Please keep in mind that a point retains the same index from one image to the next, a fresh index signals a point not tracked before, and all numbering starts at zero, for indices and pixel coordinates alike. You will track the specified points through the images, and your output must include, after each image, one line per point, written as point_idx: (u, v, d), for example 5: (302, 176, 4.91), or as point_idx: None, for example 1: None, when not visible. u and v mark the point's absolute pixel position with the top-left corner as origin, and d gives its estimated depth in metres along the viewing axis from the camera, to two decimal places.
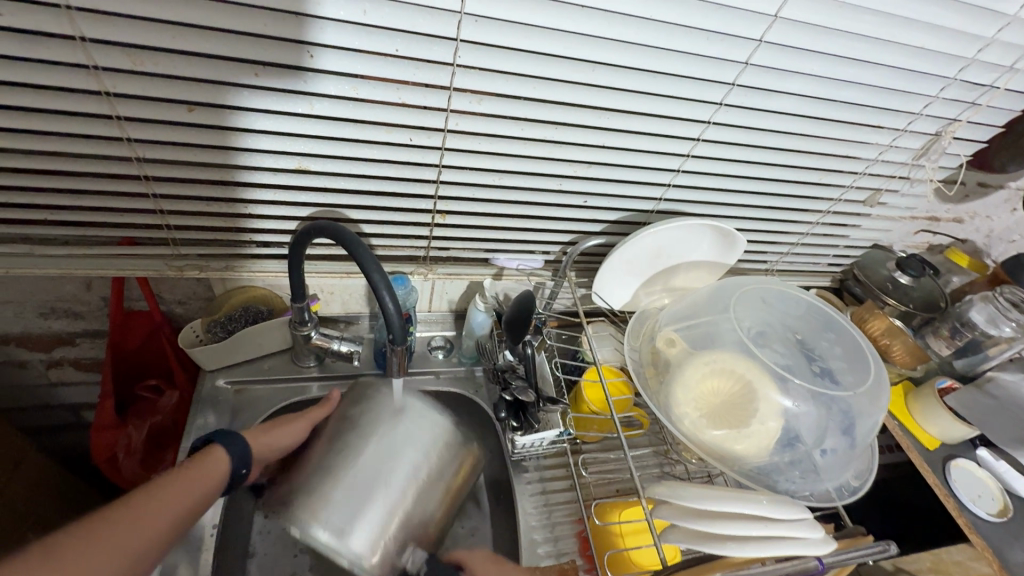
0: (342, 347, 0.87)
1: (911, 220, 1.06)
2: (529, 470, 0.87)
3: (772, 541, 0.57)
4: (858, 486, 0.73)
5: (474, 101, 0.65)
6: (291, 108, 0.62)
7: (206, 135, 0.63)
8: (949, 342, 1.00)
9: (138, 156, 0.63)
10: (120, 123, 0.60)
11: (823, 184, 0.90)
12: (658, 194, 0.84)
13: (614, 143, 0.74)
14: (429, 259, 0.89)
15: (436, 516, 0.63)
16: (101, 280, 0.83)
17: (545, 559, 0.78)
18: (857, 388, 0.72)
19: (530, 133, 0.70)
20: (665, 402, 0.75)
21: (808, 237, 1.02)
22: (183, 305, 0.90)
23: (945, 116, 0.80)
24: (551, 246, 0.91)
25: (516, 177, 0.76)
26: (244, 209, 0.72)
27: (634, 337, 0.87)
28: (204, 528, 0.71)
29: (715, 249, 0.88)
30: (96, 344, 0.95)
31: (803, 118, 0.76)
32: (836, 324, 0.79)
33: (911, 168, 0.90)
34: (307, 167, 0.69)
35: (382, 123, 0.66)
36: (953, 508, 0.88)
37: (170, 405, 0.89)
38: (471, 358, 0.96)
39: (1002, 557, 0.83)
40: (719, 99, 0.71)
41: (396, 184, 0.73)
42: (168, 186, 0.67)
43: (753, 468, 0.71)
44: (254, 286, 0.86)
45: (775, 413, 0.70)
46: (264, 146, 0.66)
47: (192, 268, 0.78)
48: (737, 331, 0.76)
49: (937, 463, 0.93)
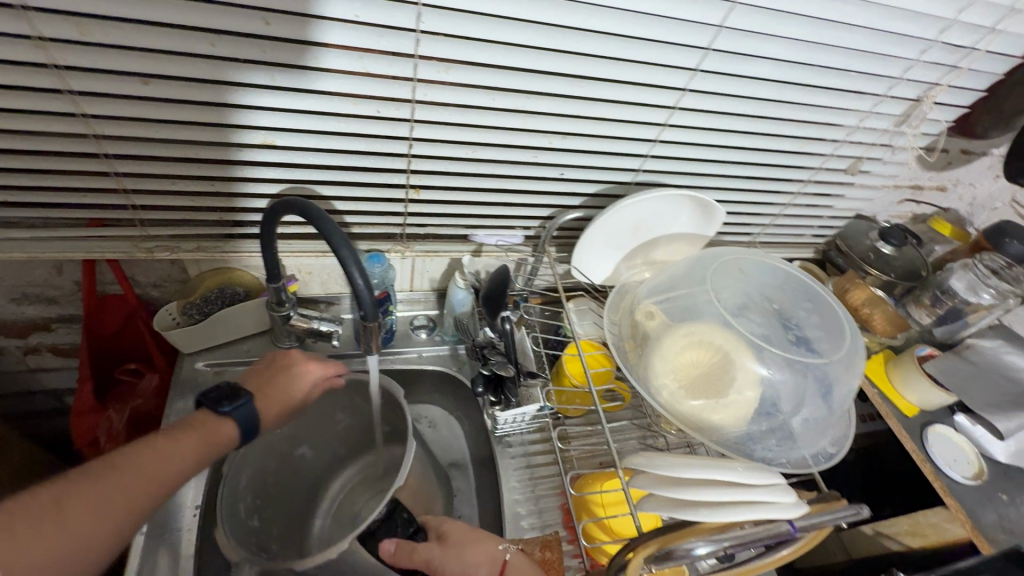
0: (321, 327, 0.86)
1: (894, 188, 1.05)
2: (513, 445, 0.88)
3: (746, 506, 0.58)
4: (834, 453, 0.74)
5: (442, 70, 0.63)
6: (253, 80, 0.60)
7: (165, 109, 0.61)
8: (930, 311, 1.02)
9: (95, 132, 0.61)
10: (72, 98, 0.58)
11: (804, 153, 0.89)
12: (637, 165, 0.82)
13: (589, 112, 0.72)
14: (406, 237, 0.87)
15: None
16: (71, 264, 0.82)
17: (528, 531, 0.80)
18: (833, 355, 0.72)
19: (501, 102, 0.68)
20: (644, 373, 0.76)
21: (791, 208, 1.01)
22: (159, 288, 0.89)
23: (926, 80, 0.79)
24: (531, 221, 0.89)
25: (490, 150, 0.75)
26: (210, 186, 0.70)
27: (615, 311, 0.86)
28: (185, 510, 0.72)
29: (695, 222, 0.88)
30: (73, 330, 0.94)
31: (780, 83, 0.75)
32: (815, 293, 0.79)
33: (893, 135, 0.89)
34: (272, 142, 0.67)
35: (348, 95, 0.64)
36: (929, 472, 0.89)
37: (151, 388, 0.88)
38: (453, 337, 0.95)
39: (976, 519, 0.85)
40: (694, 65, 0.69)
41: (365, 158, 0.72)
42: (129, 164, 0.65)
43: (731, 438, 0.72)
44: (229, 267, 0.85)
45: (752, 382, 0.70)
46: (225, 120, 0.64)
47: (162, 250, 0.77)
48: (714, 302, 0.75)
49: (915, 429, 0.95)
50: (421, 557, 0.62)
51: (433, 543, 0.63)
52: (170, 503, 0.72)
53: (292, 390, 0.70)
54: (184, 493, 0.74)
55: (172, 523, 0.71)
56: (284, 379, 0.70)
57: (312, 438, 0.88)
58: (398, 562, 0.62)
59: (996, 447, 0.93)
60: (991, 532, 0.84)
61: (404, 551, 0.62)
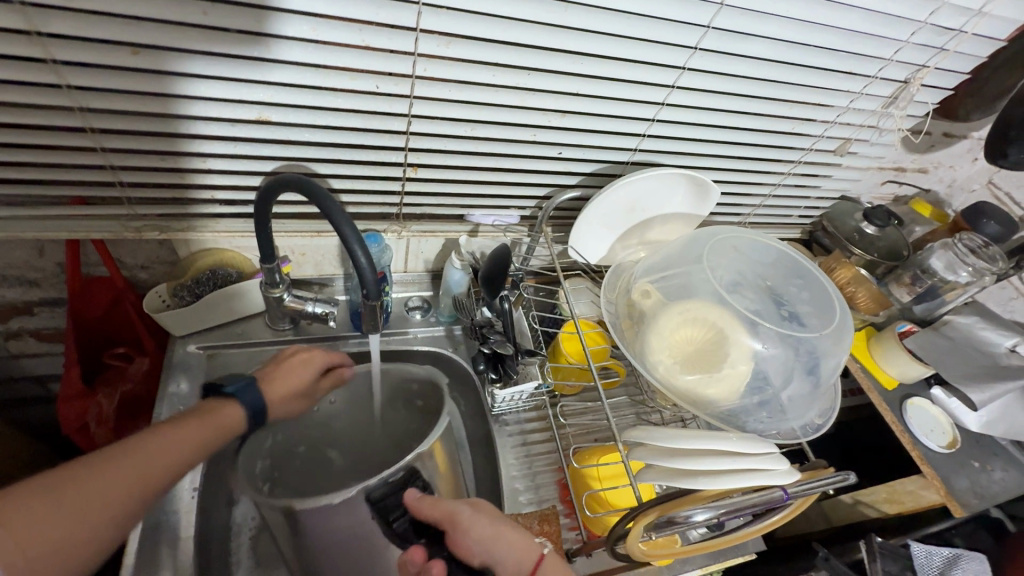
0: (316, 309, 0.86)
1: (878, 169, 1.08)
2: (509, 423, 0.89)
3: (742, 474, 0.60)
4: (821, 424, 0.76)
5: (442, 44, 0.62)
6: (245, 52, 0.58)
7: (153, 80, 0.58)
8: (910, 289, 1.06)
9: (80, 106, 0.59)
10: (56, 69, 0.55)
11: (796, 134, 0.90)
12: (634, 144, 0.83)
13: (589, 90, 0.72)
14: (402, 217, 0.87)
15: None
16: (53, 245, 0.79)
17: (526, 506, 0.82)
18: (823, 330, 0.74)
19: (502, 79, 0.68)
20: (640, 350, 0.77)
21: (780, 189, 1.03)
22: (148, 270, 0.87)
23: (915, 62, 0.81)
24: (526, 201, 0.89)
25: (489, 128, 0.74)
26: (201, 163, 0.68)
27: (610, 290, 0.87)
28: (183, 492, 0.73)
29: (689, 201, 0.89)
30: (56, 314, 0.92)
31: (776, 63, 0.75)
32: (804, 270, 0.81)
33: (880, 117, 0.91)
34: (267, 118, 0.65)
35: (346, 69, 0.63)
36: (907, 442, 0.93)
37: (141, 372, 0.87)
38: (449, 317, 0.95)
39: (950, 485, 0.90)
40: (694, 43, 0.69)
41: (363, 135, 0.70)
42: (117, 139, 0.63)
43: (724, 411, 0.74)
44: (220, 248, 0.83)
45: (745, 356, 0.72)
46: (218, 95, 0.62)
47: (152, 230, 0.75)
48: (710, 280, 0.77)
49: (895, 402, 0.99)
50: (447, 509, 0.63)
51: (462, 502, 0.64)
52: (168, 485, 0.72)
53: (298, 382, 0.72)
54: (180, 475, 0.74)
55: (170, 502, 0.71)
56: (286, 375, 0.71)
57: (339, 437, 0.89)
58: (419, 510, 0.65)
59: (970, 418, 0.97)
60: (962, 496, 0.89)
61: (424, 503, 0.64)
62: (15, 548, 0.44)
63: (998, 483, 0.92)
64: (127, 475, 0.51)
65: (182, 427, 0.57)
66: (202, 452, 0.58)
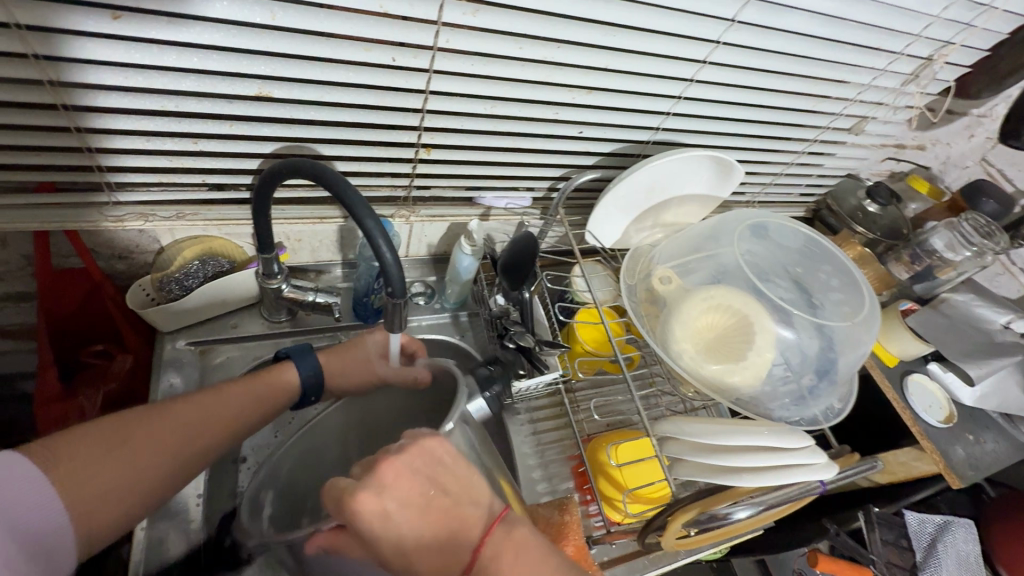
0: (318, 299, 0.80)
1: (883, 147, 1.07)
2: (521, 412, 0.86)
3: (784, 470, 0.59)
4: (840, 409, 0.76)
5: (469, 13, 0.56)
6: (248, 17, 0.51)
7: (142, 50, 0.51)
8: (909, 267, 1.06)
9: (51, 78, 0.51)
10: (21, 34, 0.47)
11: (814, 112, 0.88)
12: (656, 123, 0.79)
13: (618, 65, 0.67)
14: (410, 200, 0.81)
15: (400, 477, 0.47)
16: (17, 235, 0.70)
17: (543, 496, 0.80)
18: (850, 319, 0.74)
19: (529, 52, 0.62)
20: (662, 337, 0.74)
21: (791, 167, 1.01)
22: (125, 260, 0.76)
23: (941, 38, 0.79)
24: (539, 182, 0.84)
25: (510, 106, 0.69)
26: (192, 145, 0.61)
27: (629, 274, 0.83)
28: (188, 500, 0.67)
29: (710, 182, 0.85)
30: (22, 309, 0.83)
31: (809, 38, 0.72)
32: (830, 256, 0.80)
33: (899, 94, 0.89)
34: (269, 94, 0.58)
35: (361, 39, 0.56)
36: (909, 418, 0.96)
37: (125, 369, 0.78)
38: (455, 304, 0.91)
39: (949, 458, 0.93)
40: (732, 15, 0.65)
41: (373, 114, 0.64)
42: (93, 116, 0.55)
43: (747, 399, 0.73)
44: (209, 236, 0.75)
45: (771, 344, 0.71)
46: (213, 68, 0.54)
47: (135, 218, 0.68)
48: (736, 265, 0.76)
49: (896, 378, 1.01)
50: None
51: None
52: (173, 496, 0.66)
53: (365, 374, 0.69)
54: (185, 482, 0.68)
55: (175, 509, 0.66)
56: (347, 369, 0.69)
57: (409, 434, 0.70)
58: None
59: (965, 392, 1.00)
60: (960, 468, 0.92)
61: None
62: (110, 474, 0.51)
63: (990, 454, 0.95)
64: (199, 420, 0.57)
65: (251, 380, 0.62)
66: (265, 404, 0.62)
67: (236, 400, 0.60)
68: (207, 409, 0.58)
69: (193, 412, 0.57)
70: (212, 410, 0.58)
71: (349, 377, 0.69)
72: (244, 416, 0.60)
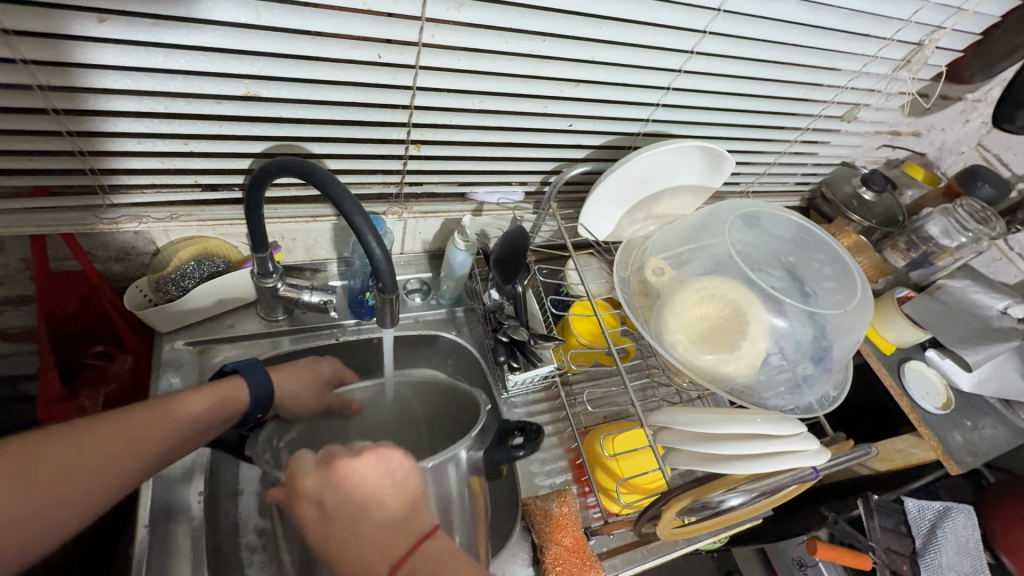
0: (313, 298, 0.80)
1: (878, 134, 1.06)
2: (519, 405, 0.86)
3: (776, 456, 0.59)
4: (835, 396, 0.77)
5: (453, 8, 0.56)
6: (232, 17, 0.51)
7: (129, 53, 0.51)
8: (905, 254, 1.07)
9: (41, 83, 0.51)
10: (9, 40, 0.47)
11: (805, 101, 0.88)
12: (646, 115, 0.79)
13: (604, 57, 0.67)
14: (402, 197, 0.81)
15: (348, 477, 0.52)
16: (15, 240, 0.71)
17: (542, 487, 0.81)
18: (844, 307, 0.74)
19: (515, 46, 0.62)
20: (656, 328, 0.75)
21: (784, 156, 1.01)
22: (123, 262, 0.77)
23: (931, 23, 0.78)
24: (531, 176, 0.85)
25: (498, 100, 0.69)
26: (183, 146, 0.62)
27: (623, 266, 0.84)
28: (189, 497, 0.68)
29: (702, 173, 0.85)
30: (22, 312, 0.84)
31: (796, 26, 0.72)
32: (824, 244, 0.81)
33: (890, 81, 0.89)
34: (257, 93, 0.59)
35: (346, 38, 0.56)
36: (906, 405, 0.96)
37: (125, 371, 0.79)
38: (451, 299, 0.91)
39: (947, 444, 0.93)
40: (717, 5, 0.65)
41: (361, 111, 0.64)
42: (84, 119, 0.56)
43: (742, 389, 0.73)
44: (203, 236, 0.76)
45: (764, 334, 0.71)
46: (201, 68, 0.55)
47: (130, 220, 0.69)
48: (727, 255, 0.76)
49: (893, 365, 1.01)
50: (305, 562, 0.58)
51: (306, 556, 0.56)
52: (174, 494, 0.67)
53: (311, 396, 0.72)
54: (186, 480, 0.69)
55: (177, 505, 0.67)
56: (298, 387, 0.71)
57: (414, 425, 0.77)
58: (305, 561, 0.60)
59: (962, 377, 1.00)
60: (959, 455, 0.92)
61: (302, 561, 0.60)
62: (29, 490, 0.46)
63: (988, 440, 0.95)
64: (138, 433, 0.54)
65: (198, 396, 0.61)
66: (209, 419, 0.61)
67: (180, 414, 0.58)
68: (146, 422, 0.55)
69: (131, 426, 0.54)
70: (151, 423, 0.56)
71: (299, 400, 0.71)
72: (182, 432, 0.58)
